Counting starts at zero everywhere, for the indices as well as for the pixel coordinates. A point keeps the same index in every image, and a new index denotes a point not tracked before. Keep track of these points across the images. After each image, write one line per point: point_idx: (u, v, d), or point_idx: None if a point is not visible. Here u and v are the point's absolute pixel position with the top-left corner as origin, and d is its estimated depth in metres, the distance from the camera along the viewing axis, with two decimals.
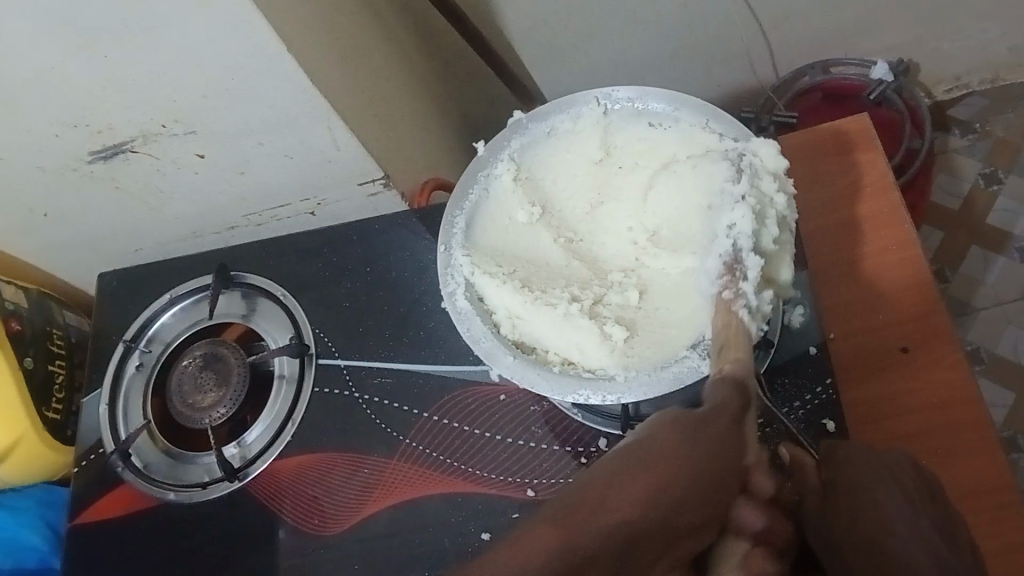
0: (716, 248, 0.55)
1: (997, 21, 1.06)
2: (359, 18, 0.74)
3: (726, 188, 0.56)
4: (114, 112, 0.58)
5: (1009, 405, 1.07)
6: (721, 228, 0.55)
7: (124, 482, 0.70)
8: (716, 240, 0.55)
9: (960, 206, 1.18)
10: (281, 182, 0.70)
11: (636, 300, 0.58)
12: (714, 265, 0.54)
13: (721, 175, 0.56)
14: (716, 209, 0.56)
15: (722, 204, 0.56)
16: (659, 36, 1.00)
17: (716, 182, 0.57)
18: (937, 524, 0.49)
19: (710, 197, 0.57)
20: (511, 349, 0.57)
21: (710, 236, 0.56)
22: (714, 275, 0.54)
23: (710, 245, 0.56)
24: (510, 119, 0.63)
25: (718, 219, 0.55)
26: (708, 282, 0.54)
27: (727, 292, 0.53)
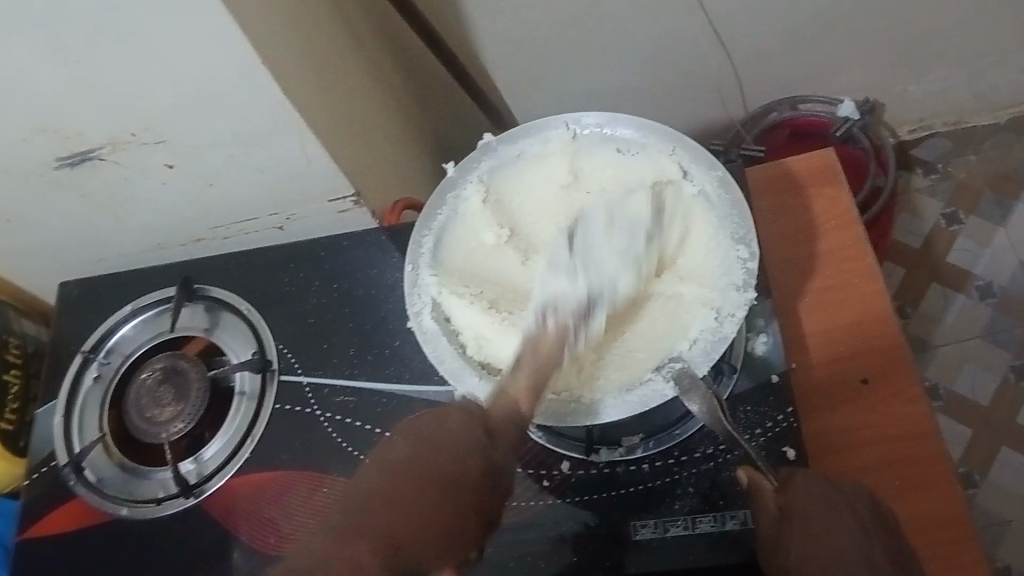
0: (587, 275, 0.55)
1: (961, 66, 1.09)
2: (335, 35, 0.75)
3: (626, 238, 0.57)
4: (82, 118, 0.57)
5: (966, 443, 1.09)
6: (605, 257, 0.56)
7: (77, 496, 0.69)
8: (596, 269, 0.56)
9: (922, 245, 1.20)
10: (249, 196, 0.69)
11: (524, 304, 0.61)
12: (580, 278, 0.55)
13: (616, 215, 0.58)
14: (583, 231, 0.57)
15: (610, 241, 0.57)
16: (632, 67, 1.01)
17: (609, 215, 0.58)
18: (890, 555, 0.49)
19: (600, 222, 0.58)
20: (477, 370, 0.57)
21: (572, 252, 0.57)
22: (571, 286, 0.55)
23: (575, 259, 0.56)
24: (481, 141, 0.63)
25: (602, 245, 0.57)
26: (553, 289, 0.55)
27: (561, 317, 0.54)
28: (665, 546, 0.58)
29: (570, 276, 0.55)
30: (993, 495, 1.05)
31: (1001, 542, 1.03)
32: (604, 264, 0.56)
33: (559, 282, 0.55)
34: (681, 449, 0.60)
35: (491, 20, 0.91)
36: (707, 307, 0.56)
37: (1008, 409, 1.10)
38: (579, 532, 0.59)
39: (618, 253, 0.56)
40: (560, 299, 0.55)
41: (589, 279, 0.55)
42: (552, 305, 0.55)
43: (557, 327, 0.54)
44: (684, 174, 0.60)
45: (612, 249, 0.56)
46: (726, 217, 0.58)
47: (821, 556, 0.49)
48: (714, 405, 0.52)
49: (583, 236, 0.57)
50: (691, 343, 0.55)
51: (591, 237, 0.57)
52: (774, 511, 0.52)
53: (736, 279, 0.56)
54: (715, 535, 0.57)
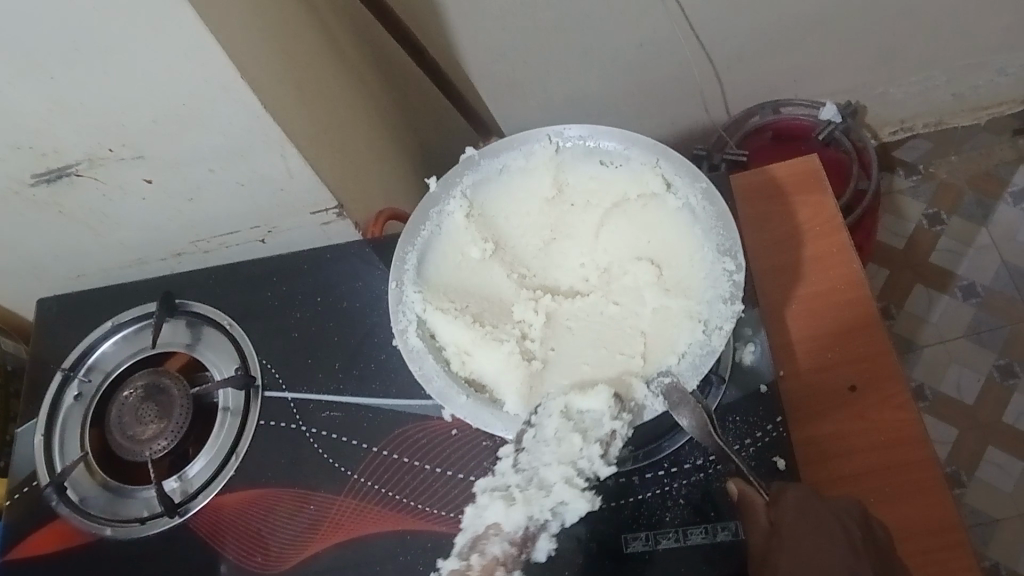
0: (529, 497, 0.56)
1: (940, 68, 1.09)
2: (316, 47, 0.74)
3: (577, 448, 0.54)
4: (58, 135, 0.56)
5: (952, 442, 1.09)
6: (551, 478, 0.55)
7: (59, 516, 0.68)
8: (541, 490, 0.55)
9: (905, 246, 1.21)
10: (232, 210, 0.68)
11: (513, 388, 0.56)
12: (518, 501, 0.56)
13: (574, 424, 0.54)
14: (528, 455, 0.55)
15: (557, 457, 0.54)
16: (616, 73, 1.01)
17: (564, 429, 0.54)
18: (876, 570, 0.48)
19: (546, 439, 0.54)
20: (464, 389, 0.56)
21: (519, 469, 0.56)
22: (506, 510, 0.56)
23: (520, 488, 0.56)
24: (463, 156, 0.63)
25: (545, 461, 0.55)
26: (490, 513, 0.57)
27: (490, 549, 0.56)
28: (656, 560, 0.57)
29: (509, 499, 0.56)
30: (980, 494, 1.06)
31: (988, 541, 1.03)
32: (551, 484, 0.55)
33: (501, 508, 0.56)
34: (671, 461, 0.60)
35: (472, 29, 0.91)
36: (694, 320, 0.55)
37: (994, 408, 1.10)
38: (569, 546, 0.59)
39: (565, 464, 0.55)
40: (495, 526, 0.57)
41: (530, 500, 0.56)
42: (489, 530, 0.57)
43: (482, 566, 0.56)
44: (667, 186, 0.60)
45: (558, 466, 0.55)
46: (713, 228, 0.58)
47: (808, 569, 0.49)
48: (703, 417, 0.53)
49: (529, 451, 0.55)
50: (679, 357, 0.55)
51: (536, 458, 0.55)
52: (765, 526, 0.53)
53: (723, 290, 0.56)
54: (708, 547, 0.57)
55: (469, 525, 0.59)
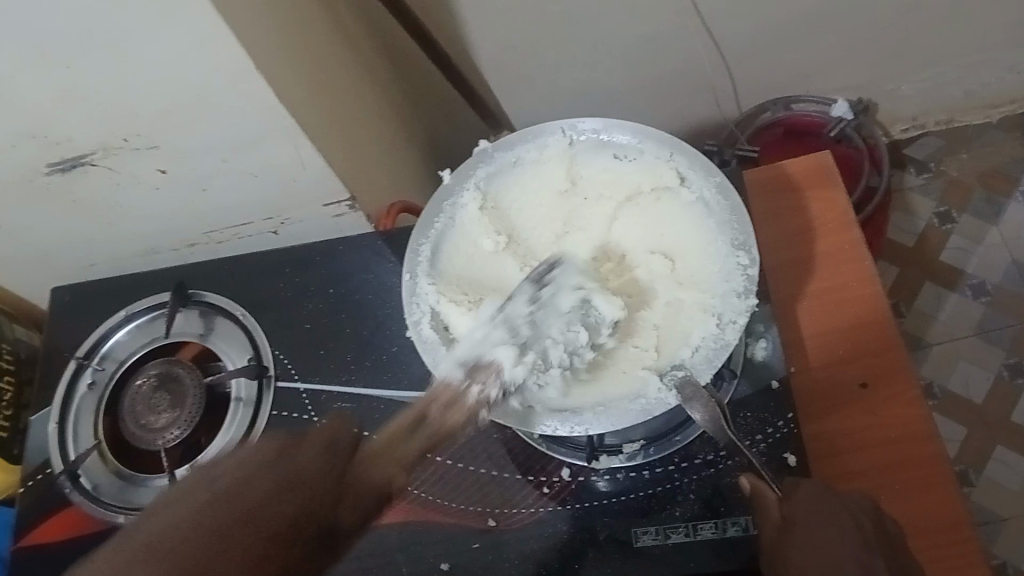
0: (534, 360, 0.53)
1: (951, 65, 1.09)
2: (329, 39, 0.74)
3: (578, 336, 0.55)
4: (75, 124, 0.56)
5: (960, 440, 1.09)
6: (553, 352, 0.54)
7: (72, 504, 0.68)
8: (543, 362, 0.54)
9: (915, 243, 1.21)
10: (244, 201, 0.69)
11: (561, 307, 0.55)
12: (528, 359, 0.53)
13: (581, 309, 0.56)
14: (540, 315, 0.55)
15: (561, 335, 0.55)
16: (627, 68, 1.01)
17: (577, 307, 0.56)
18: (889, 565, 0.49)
19: (562, 311, 0.55)
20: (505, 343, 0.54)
21: (525, 327, 0.54)
22: (514, 359, 0.53)
23: (529, 335, 0.54)
24: (476, 148, 0.63)
25: (553, 329, 0.55)
26: (496, 353, 0.53)
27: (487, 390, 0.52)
28: (665, 553, 0.58)
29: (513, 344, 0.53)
30: (987, 492, 1.06)
31: (995, 539, 1.04)
32: (549, 357, 0.54)
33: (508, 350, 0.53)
34: (682, 456, 0.61)
35: (482, 22, 0.91)
36: (708, 314, 0.56)
37: (1001, 407, 1.10)
38: (578, 538, 0.60)
39: (565, 348, 0.55)
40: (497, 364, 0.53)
41: (534, 366, 0.53)
42: (492, 365, 0.53)
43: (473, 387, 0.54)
44: (681, 180, 0.60)
45: (561, 343, 0.55)
46: (726, 222, 0.58)
47: (820, 564, 0.49)
48: (717, 413, 0.53)
49: (540, 322, 0.55)
50: (692, 351, 0.55)
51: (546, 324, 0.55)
52: (777, 520, 0.53)
53: (737, 284, 0.56)
54: (717, 542, 0.57)
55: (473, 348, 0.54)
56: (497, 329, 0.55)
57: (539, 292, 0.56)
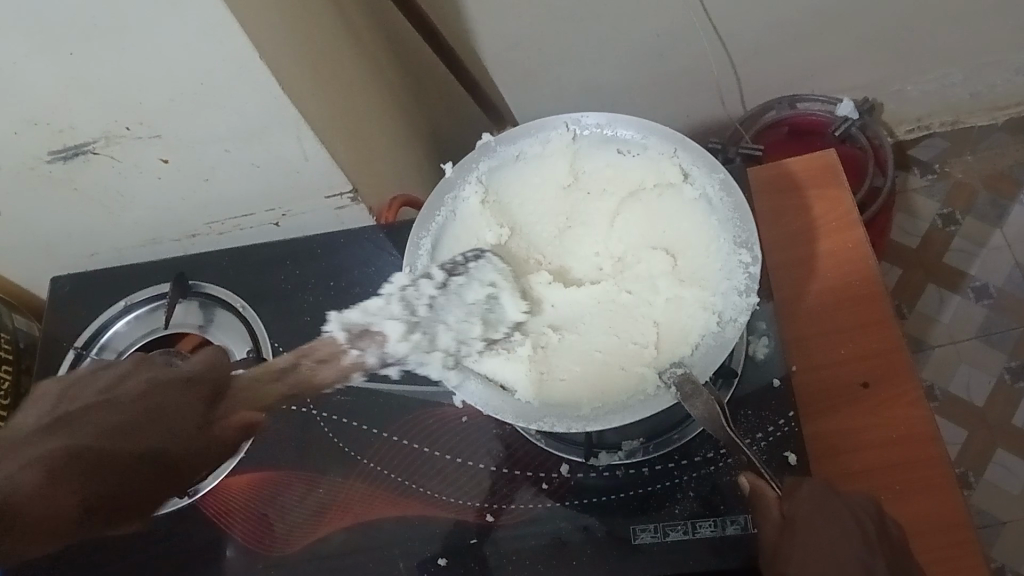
0: (418, 339, 0.56)
1: (958, 66, 1.09)
2: (333, 31, 0.74)
3: (472, 328, 0.56)
4: (79, 113, 0.56)
5: (962, 443, 1.09)
6: (444, 339, 0.56)
7: None
8: (427, 342, 0.56)
9: (918, 245, 1.20)
10: (247, 193, 0.69)
11: (466, 296, 0.57)
12: (414, 339, 0.56)
13: (484, 304, 0.57)
14: (442, 300, 0.57)
15: (457, 323, 0.56)
16: (633, 65, 1.01)
17: (480, 301, 0.57)
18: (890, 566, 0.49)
19: (466, 302, 0.57)
20: (403, 316, 0.57)
21: (422, 309, 0.57)
22: (400, 336, 0.56)
23: (423, 319, 0.56)
24: (480, 142, 0.63)
25: (453, 315, 0.56)
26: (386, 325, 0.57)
27: (365, 355, 0.57)
28: (663, 550, 0.58)
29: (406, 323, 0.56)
30: (987, 495, 1.06)
31: (994, 542, 1.03)
32: (435, 337, 0.56)
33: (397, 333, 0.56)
34: (681, 453, 0.60)
35: (489, 16, 0.90)
36: (709, 311, 0.55)
37: (1002, 410, 1.10)
38: (577, 535, 0.59)
39: (454, 335, 0.56)
40: (383, 337, 0.57)
41: (416, 344, 0.56)
42: (378, 334, 0.57)
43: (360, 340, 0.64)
44: (684, 176, 0.60)
45: (450, 330, 0.56)
46: (729, 220, 0.58)
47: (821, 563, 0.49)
48: (715, 411, 0.52)
49: (435, 306, 0.56)
50: (692, 349, 0.55)
51: (446, 311, 0.56)
52: (778, 519, 0.52)
53: (738, 282, 0.55)
54: (716, 540, 0.57)
55: (368, 312, 0.58)
56: (395, 304, 0.57)
57: (448, 280, 0.57)
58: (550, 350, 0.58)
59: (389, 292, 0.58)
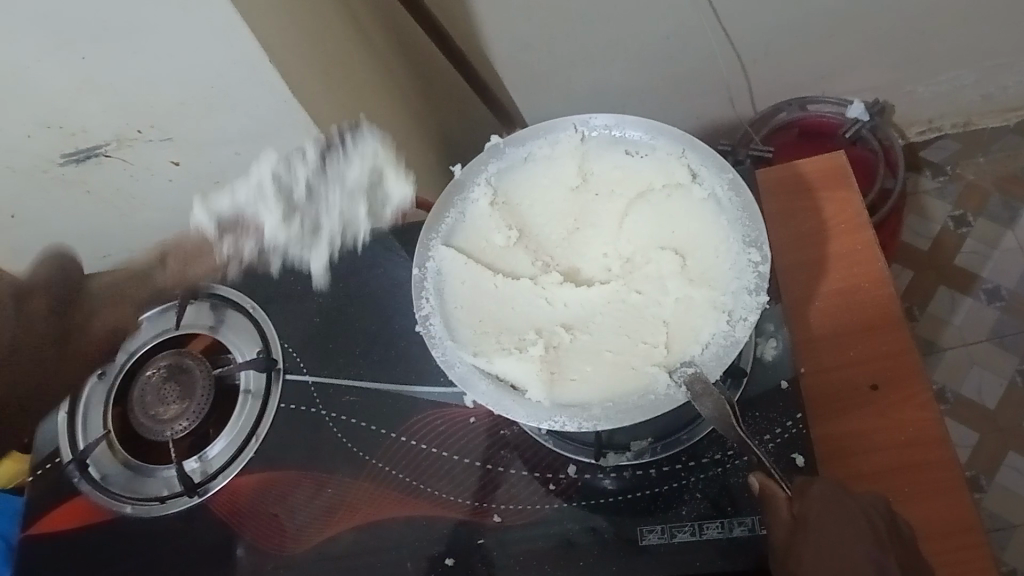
0: (303, 229, 0.72)
1: (970, 67, 1.08)
2: (343, 33, 0.74)
3: (358, 199, 0.72)
4: (90, 115, 0.57)
5: (972, 445, 1.08)
6: (328, 224, 0.73)
7: (81, 493, 0.68)
8: (310, 231, 0.73)
9: (930, 247, 1.20)
10: (256, 194, 0.69)
11: (345, 179, 0.70)
12: (293, 224, 0.71)
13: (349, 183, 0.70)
14: (320, 189, 0.69)
15: (338, 203, 0.71)
16: (642, 67, 1.01)
17: (365, 176, 0.71)
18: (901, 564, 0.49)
19: (345, 181, 0.70)
20: (282, 210, 0.70)
21: (303, 193, 0.69)
22: (282, 222, 0.71)
23: (299, 203, 0.70)
24: (488, 144, 0.64)
25: (332, 197, 0.71)
26: (263, 216, 0.69)
27: (243, 246, 0.74)
28: (670, 551, 0.58)
29: (273, 198, 0.68)
30: (998, 498, 1.05)
31: (1007, 545, 1.03)
32: (321, 203, 0.71)
33: (270, 208, 0.69)
34: (689, 455, 0.60)
35: (500, 18, 0.91)
36: (718, 310, 0.56)
37: (1014, 413, 1.09)
38: (585, 537, 0.60)
39: (337, 214, 0.72)
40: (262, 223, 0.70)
41: (298, 228, 0.72)
42: (251, 222, 0.70)
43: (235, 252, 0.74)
44: (693, 177, 0.61)
45: (335, 213, 0.72)
46: (737, 219, 0.58)
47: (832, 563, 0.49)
48: (725, 409, 0.54)
49: (310, 196, 0.70)
50: (702, 347, 0.55)
51: (325, 189, 0.70)
52: (788, 519, 0.52)
53: (747, 281, 0.56)
54: (723, 541, 0.57)
55: (239, 203, 0.68)
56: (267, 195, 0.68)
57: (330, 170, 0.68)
58: (562, 349, 0.57)
59: (255, 186, 0.67)
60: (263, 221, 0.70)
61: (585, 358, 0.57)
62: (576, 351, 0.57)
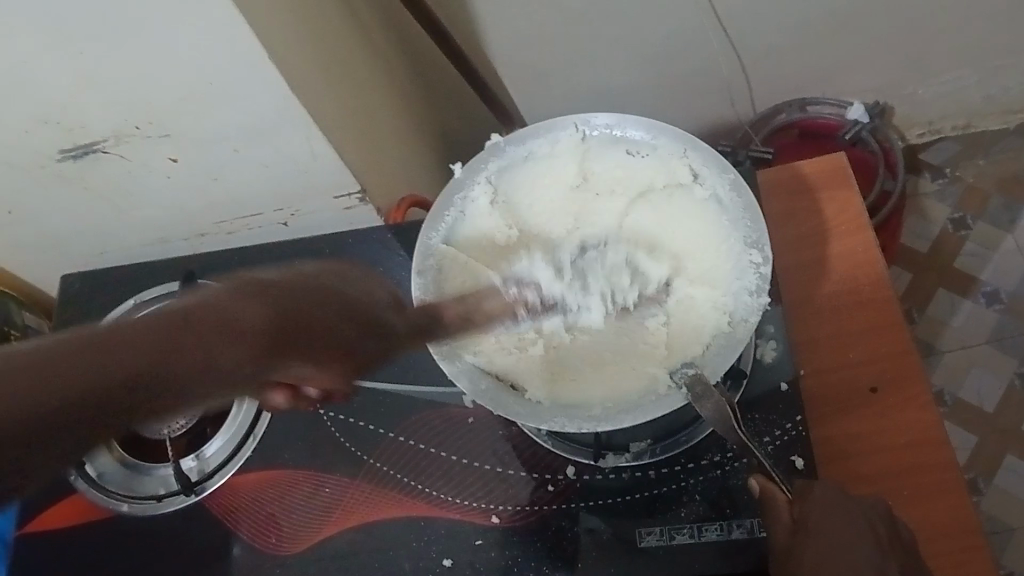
0: (570, 285, 0.59)
1: (971, 69, 1.08)
2: (343, 30, 0.74)
3: (621, 282, 0.60)
4: (87, 109, 0.56)
5: (971, 448, 1.08)
6: (593, 285, 0.60)
7: (77, 491, 0.68)
8: (580, 292, 0.59)
9: (929, 249, 1.20)
10: (254, 190, 0.68)
11: (649, 274, 0.60)
12: (563, 278, 0.59)
13: (626, 265, 0.61)
14: (582, 262, 0.61)
15: (605, 275, 0.60)
16: (643, 66, 1.00)
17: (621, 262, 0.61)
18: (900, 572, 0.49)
19: (609, 280, 0.60)
20: (561, 281, 0.59)
21: (569, 269, 0.60)
22: (553, 278, 0.59)
23: (569, 278, 0.59)
24: (488, 142, 0.62)
25: (600, 289, 0.59)
26: (535, 274, 0.60)
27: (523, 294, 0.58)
28: (668, 553, 0.58)
29: (558, 273, 0.60)
30: (997, 501, 1.05)
31: (1005, 548, 1.03)
32: (590, 290, 0.59)
33: (628, 274, 0.60)
34: (689, 456, 0.60)
35: (500, 17, 0.90)
36: (720, 311, 0.56)
37: (1013, 416, 1.09)
38: (583, 538, 0.59)
39: (604, 291, 0.59)
40: (535, 283, 0.59)
41: (569, 288, 0.59)
42: (529, 282, 0.59)
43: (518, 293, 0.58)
44: (694, 177, 0.60)
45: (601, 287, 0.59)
46: (739, 219, 0.57)
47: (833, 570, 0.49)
48: (725, 412, 0.50)
49: (584, 273, 0.60)
50: (704, 348, 0.55)
51: (590, 274, 0.60)
52: (788, 523, 0.52)
53: (748, 283, 0.55)
54: (722, 543, 0.57)
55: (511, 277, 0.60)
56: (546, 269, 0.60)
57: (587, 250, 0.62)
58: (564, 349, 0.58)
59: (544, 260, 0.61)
60: (537, 281, 0.59)
61: (585, 359, 0.58)
62: (579, 349, 0.58)
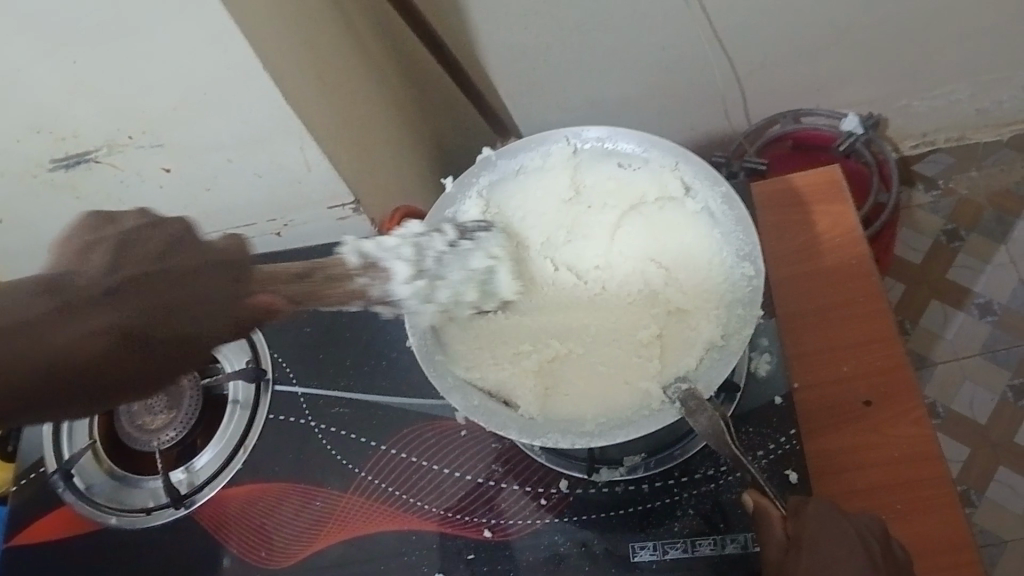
0: (426, 282, 0.54)
1: (966, 82, 1.09)
2: (337, 40, 0.74)
3: (471, 293, 0.56)
4: (79, 118, 0.56)
5: (963, 461, 1.08)
6: (440, 293, 0.55)
7: (65, 503, 0.67)
8: (433, 287, 0.54)
9: (922, 261, 1.20)
10: (247, 200, 0.68)
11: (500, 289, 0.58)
12: (416, 278, 0.53)
13: (484, 274, 0.57)
14: (450, 257, 0.55)
15: (457, 282, 0.55)
16: (637, 77, 1.00)
17: (481, 271, 0.57)
18: None
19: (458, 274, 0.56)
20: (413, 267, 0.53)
21: (432, 260, 0.54)
22: (407, 277, 0.53)
23: (429, 268, 0.54)
24: (481, 155, 0.63)
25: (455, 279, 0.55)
26: (395, 261, 0.53)
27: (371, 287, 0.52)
28: (662, 568, 0.57)
29: (421, 269, 0.53)
30: (989, 514, 1.05)
31: (997, 562, 1.03)
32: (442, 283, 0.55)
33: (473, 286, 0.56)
34: (682, 470, 0.60)
35: (496, 28, 0.90)
36: (713, 324, 0.55)
37: (1005, 428, 1.09)
38: (575, 552, 0.59)
39: (462, 290, 0.56)
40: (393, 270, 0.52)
41: (422, 286, 0.53)
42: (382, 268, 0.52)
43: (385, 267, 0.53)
44: (686, 190, 0.60)
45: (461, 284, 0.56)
46: (732, 232, 0.57)
47: None
48: (721, 427, 0.51)
49: (451, 266, 0.55)
50: (697, 360, 0.54)
51: (451, 267, 0.55)
52: (782, 539, 0.51)
53: (742, 296, 0.55)
54: (715, 558, 0.57)
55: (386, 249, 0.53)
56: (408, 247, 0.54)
57: (458, 240, 0.56)
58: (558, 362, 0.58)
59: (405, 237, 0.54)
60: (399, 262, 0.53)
61: (579, 370, 0.58)
62: (578, 363, 0.58)
